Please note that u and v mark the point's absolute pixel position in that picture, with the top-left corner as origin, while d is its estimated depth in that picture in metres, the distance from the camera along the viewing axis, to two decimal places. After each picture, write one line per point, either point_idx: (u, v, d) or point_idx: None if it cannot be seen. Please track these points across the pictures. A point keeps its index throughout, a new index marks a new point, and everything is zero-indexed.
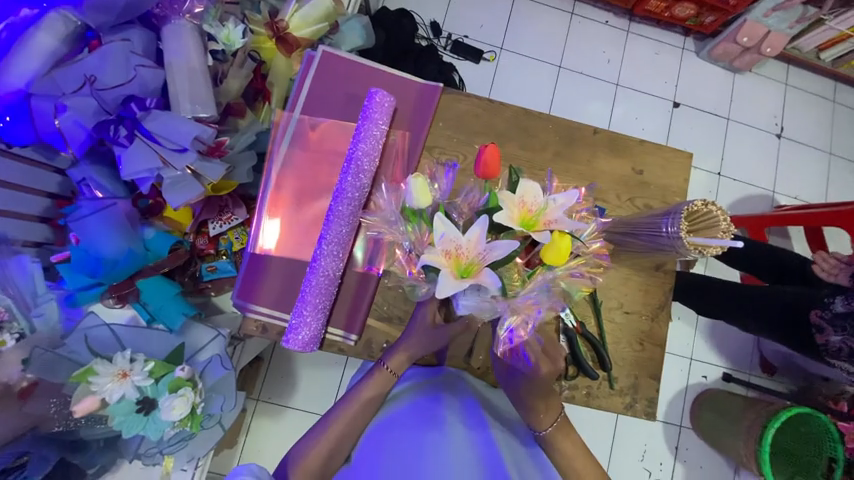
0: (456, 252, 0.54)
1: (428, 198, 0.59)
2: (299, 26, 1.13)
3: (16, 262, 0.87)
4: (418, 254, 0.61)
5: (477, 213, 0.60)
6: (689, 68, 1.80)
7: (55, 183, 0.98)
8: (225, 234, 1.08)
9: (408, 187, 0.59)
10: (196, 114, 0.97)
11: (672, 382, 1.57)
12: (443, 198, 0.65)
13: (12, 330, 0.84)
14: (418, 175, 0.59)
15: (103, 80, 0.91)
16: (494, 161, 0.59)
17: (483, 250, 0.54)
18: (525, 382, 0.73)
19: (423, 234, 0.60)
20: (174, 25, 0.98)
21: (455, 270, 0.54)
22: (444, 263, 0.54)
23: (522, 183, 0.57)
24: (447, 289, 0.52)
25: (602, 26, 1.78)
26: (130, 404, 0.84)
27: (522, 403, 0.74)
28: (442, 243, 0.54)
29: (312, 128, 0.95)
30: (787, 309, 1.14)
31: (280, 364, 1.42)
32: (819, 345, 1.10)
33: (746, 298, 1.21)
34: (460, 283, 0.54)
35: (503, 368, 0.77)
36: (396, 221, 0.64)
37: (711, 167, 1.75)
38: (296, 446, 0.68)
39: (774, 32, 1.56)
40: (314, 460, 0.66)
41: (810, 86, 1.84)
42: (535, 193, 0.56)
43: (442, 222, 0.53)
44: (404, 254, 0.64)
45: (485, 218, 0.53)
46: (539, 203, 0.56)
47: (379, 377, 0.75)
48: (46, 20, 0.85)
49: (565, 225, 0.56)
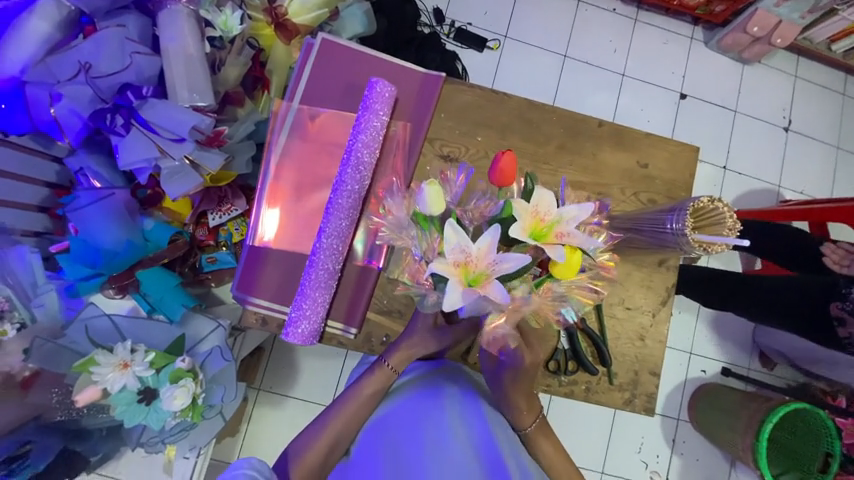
0: (465, 261, 0.53)
1: (442, 206, 0.57)
2: (299, 11, 1.10)
3: (15, 251, 0.87)
4: (428, 262, 0.60)
5: (487, 221, 0.59)
6: (697, 58, 1.76)
7: (52, 172, 0.97)
8: (225, 225, 1.08)
9: (421, 194, 0.57)
10: (194, 104, 0.95)
11: (672, 376, 1.58)
12: (455, 203, 0.63)
13: (13, 320, 0.84)
14: (436, 183, 0.57)
15: (98, 67, 0.89)
16: (510, 168, 0.58)
17: (493, 261, 0.53)
18: (510, 372, 0.72)
19: (434, 244, 0.59)
20: (170, 10, 0.94)
21: (464, 279, 0.54)
22: (453, 271, 0.54)
23: (537, 190, 0.55)
24: (455, 301, 0.53)
25: (608, 14, 1.73)
26: (131, 394, 0.85)
27: (506, 397, 0.74)
28: (453, 254, 0.53)
29: (312, 119, 0.93)
30: (806, 292, 1.11)
31: (281, 354, 1.43)
32: (844, 339, 1.06)
33: (762, 287, 1.18)
34: (468, 292, 0.53)
35: (487, 361, 0.75)
36: (408, 226, 0.63)
37: (716, 160, 1.72)
38: (298, 438, 0.69)
39: (785, 22, 1.52)
40: (316, 453, 0.67)
41: (821, 77, 1.80)
42: (549, 202, 0.55)
43: (453, 230, 0.53)
44: (415, 262, 0.63)
45: (496, 228, 0.52)
46: (552, 214, 0.55)
47: (380, 374, 0.75)
48: (40, 4, 0.84)
49: (576, 239, 0.55)
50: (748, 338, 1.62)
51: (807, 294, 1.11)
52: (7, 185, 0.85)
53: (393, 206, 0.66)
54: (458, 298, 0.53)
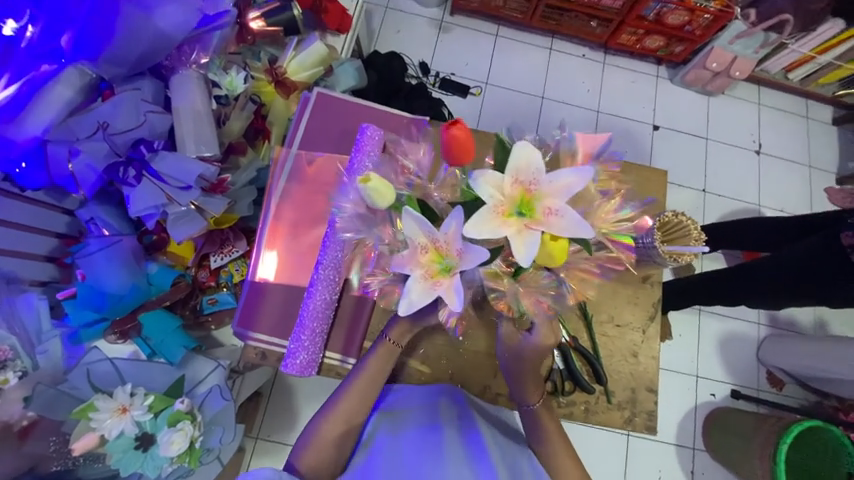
0: (433, 247, 0.55)
1: (387, 198, 0.57)
2: (296, 70, 1.23)
3: (23, 299, 0.93)
4: (391, 249, 0.64)
5: (453, 202, 0.63)
6: (665, 94, 1.91)
7: (63, 224, 1.06)
8: (226, 266, 1.13)
9: (363, 190, 0.57)
10: (201, 154, 1.02)
11: (680, 401, 1.56)
12: (424, 176, 0.68)
13: (15, 369, 0.85)
14: (374, 177, 0.56)
15: (115, 126, 0.97)
16: (464, 139, 0.54)
17: (459, 250, 0.53)
18: (533, 352, 0.70)
19: (395, 231, 0.63)
20: (181, 75, 1.04)
21: (430, 272, 0.55)
22: (419, 265, 0.55)
23: (515, 160, 0.51)
24: (422, 295, 0.54)
25: (578, 59, 1.90)
26: (129, 440, 0.84)
27: (519, 376, 0.74)
28: (419, 244, 0.55)
29: (309, 163, 1.00)
30: (797, 266, 1.16)
31: (281, 397, 1.41)
32: None
33: (749, 273, 1.24)
34: (434, 284, 0.54)
35: (509, 338, 0.71)
36: (369, 225, 0.66)
37: (695, 185, 1.83)
38: (308, 427, 0.69)
39: (741, 57, 1.69)
40: (324, 446, 0.66)
41: (782, 104, 1.94)
42: (530, 174, 0.52)
43: (415, 222, 0.54)
44: (377, 252, 0.68)
45: (460, 211, 0.52)
46: (534, 189, 0.52)
47: (382, 349, 0.74)
48: (64, 74, 0.90)
49: (563, 217, 0.51)
50: (752, 358, 1.61)
51: (805, 263, 1.15)
52: (9, 236, 0.93)
53: (347, 203, 0.70)
54: (415, 300, 0.54)
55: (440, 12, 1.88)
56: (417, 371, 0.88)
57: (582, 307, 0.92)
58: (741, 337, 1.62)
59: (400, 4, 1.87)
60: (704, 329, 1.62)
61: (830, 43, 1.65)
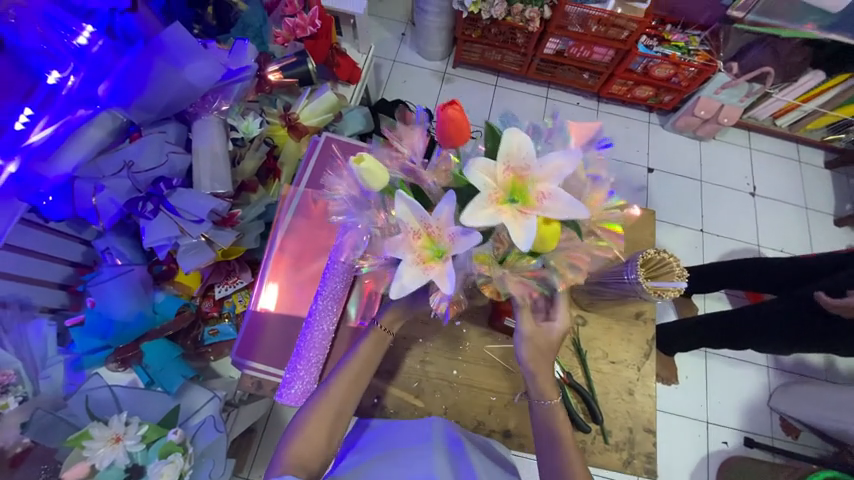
0: (426, 232, 0.57)
1: (381, 181, 0.60)
2: (308, 116, 1.32)
3: (34, 326, 1.02)
4: (382, 237, 0.68)
5: (446, 186, 0.65)
6: (658, 139, 2.00)
7: (79, 253, 1.13)
8: (229, 297, 1.18)
9: (357, 171, 0.59)
10: (214, 190, 1.10)
11: (691, 449, 1.49)
12: (418, 160, 0.71)
13: (16, 393, 0.89)
14: (367, 158, 0.57)
15: (138, 164, 1.05)
16: (459, 128, 0.60)
17: (450, 234, 0.56)
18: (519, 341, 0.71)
19: (389, 217, 0.67)
20: (202, 120, 1.14)
21: (421, 257, 0.58)
22: (412, 250, 0.58)
23: (505, 147, 0.55)
24: (413, 279, 0.57)
25: (574, 106, 2.02)
26: (118, 471, 0.83)
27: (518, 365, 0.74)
28: (414, 229, 0.58)
29: (315, 201, 1.06)
30: (799, 309, 1.17)
31: (274, 435, 1.37)
32: None
33: (759, 312, 1.24)
34: (426, 269, 0.57)
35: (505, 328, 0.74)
36: (362, 206, 0.71)
37: (692, 225, 1.87)
38: (294, 419, 0.69)
39: (728, 105, 1.79)
40: (303, 451, 0.65)
41: (773, 148, 2.02)
42: (521, 159, 0.55)
43: (408, 208, 0.56)
44: (367, 237, 0.71)
45: (453, 197, 0.55)
46: (526, 173, 0.56)
47: (374, 336, 0.75)
48: (99, 118, 1.00)
49: (557, 200, 0.55)
50: (763, 403, 1.55)
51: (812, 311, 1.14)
52: (26, 263, 1.01)
53: (339, 186, 0.75)
54: (407, 283, 0.56)
55: (444, 65, 2.05)
56: (410, 404, 0.88)
57: (575, 343, 0.93)
58: (751, 380, 1.58)
59: (407, 58, 2.05)
60: (710, 371, 1.58)
61: (813, 93, 1.75)
